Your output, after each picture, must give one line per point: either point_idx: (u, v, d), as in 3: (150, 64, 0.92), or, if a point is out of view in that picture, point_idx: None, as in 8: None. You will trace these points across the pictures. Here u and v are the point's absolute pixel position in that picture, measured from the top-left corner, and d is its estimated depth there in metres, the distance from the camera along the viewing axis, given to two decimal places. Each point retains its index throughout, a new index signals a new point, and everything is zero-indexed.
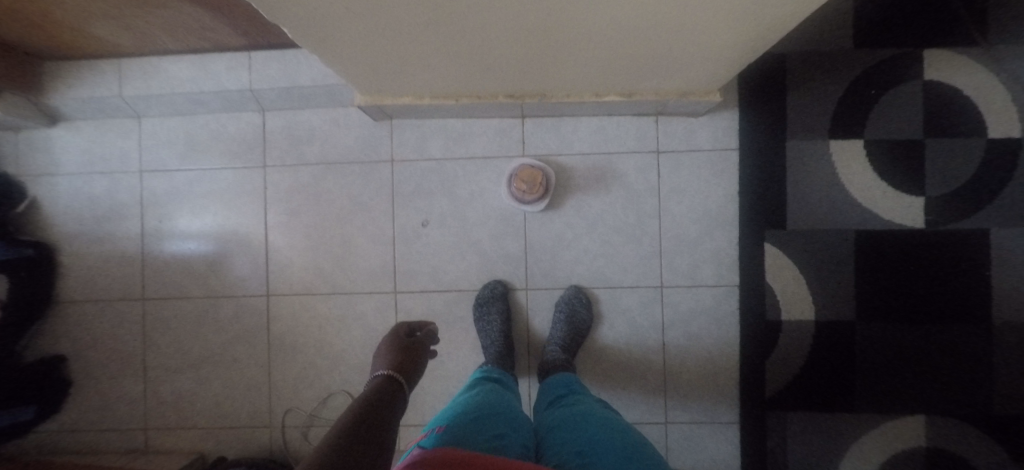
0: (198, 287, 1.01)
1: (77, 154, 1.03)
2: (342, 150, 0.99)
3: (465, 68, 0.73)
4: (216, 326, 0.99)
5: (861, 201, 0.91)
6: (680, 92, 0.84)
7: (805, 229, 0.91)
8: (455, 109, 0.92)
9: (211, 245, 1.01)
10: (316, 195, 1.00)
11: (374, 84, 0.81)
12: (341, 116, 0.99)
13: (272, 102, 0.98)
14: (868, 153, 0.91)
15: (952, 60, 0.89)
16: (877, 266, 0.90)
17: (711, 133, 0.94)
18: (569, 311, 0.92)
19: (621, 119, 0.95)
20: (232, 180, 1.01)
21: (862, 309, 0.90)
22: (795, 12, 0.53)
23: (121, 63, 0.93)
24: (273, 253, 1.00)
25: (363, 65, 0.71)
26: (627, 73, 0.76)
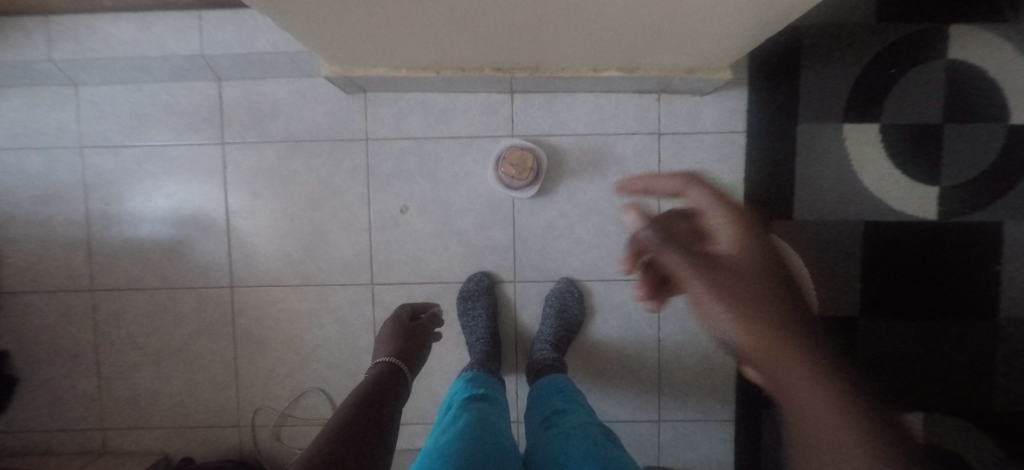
0: (154, 278, 0.91)
1: (5, 127, 0.90)
2: (310, 126, 0.89)
3: (447, 37, 0.64)
4: (175, 320, 0.91)
5: (873, 191, 0.85)
6: (687, 68, 0.76)
7: (811, 219, 0.86)
8: (437, 82, 0.82)
9: (165, 231, 0.91)
10: (282, 176, 0.90)
11: (342, 51, 0.71)
12: (308, 88, 0.89)
13: (229, 70, 0.86)
14: (882, 139, 0.84)
15: (978, 38, 0.82)
16: (884, 259, 0.85)
17: (718, 113, 0.86)
18: (560, 305, 0.87)
19: (620, 96, 0.86)
20: (186, 158, 0.91)
21: (866, 303, 0.86)
22: None
23: (47, 21, 0.80)
24: (236, 240, 0.91)
25: (324, 30, 0.61)
26: (631, 45, 0.67)
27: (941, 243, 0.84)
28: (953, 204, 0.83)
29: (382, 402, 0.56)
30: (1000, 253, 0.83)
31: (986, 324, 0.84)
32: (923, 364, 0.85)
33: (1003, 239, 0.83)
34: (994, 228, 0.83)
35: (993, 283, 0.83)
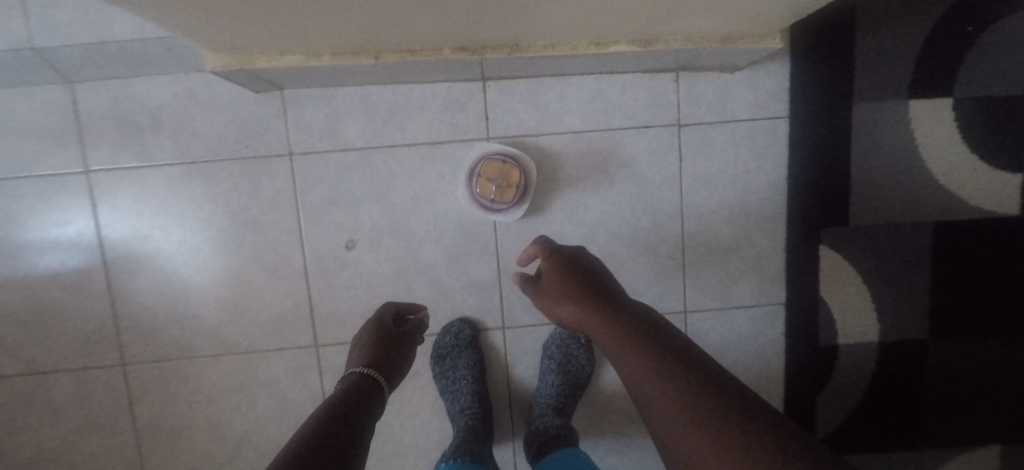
0: (12, 359, 0.67)
1: None
2: (211, 140, 0.65)
3: (375, 6, 0.41)
4: (50, 413, 0.67)
5: (945, 183, 0.67)
6: (720, 36, 0.55)
7: (870, 224, 0.68)
8: (377, 72, 0.59)
9: (21, 294, 0.66)
10: (178, 211, 0.66)
11: (223, 31, 0.47)
12: (200, 86, 0.64)
13: (79, 67, 0.61)
14: (956, 117, 0.66)
15: None
16: (958, 268, 0.68)
17: (752, 95, 0.67)
18: (563, 356, 0.67)
19: (627, 78, 0.65)
20: (35, 193, 0.65)
21: (936, 322, 0.69)
22: None
23: None
24: (124, 301, 0.67)
25: (180, 8, 0.37)
26: (656, 7, 0.46)
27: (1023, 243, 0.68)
28: None
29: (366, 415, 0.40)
30: None
31: None
32: (1002, 391, 0.70)
33: None
34: None
35: None
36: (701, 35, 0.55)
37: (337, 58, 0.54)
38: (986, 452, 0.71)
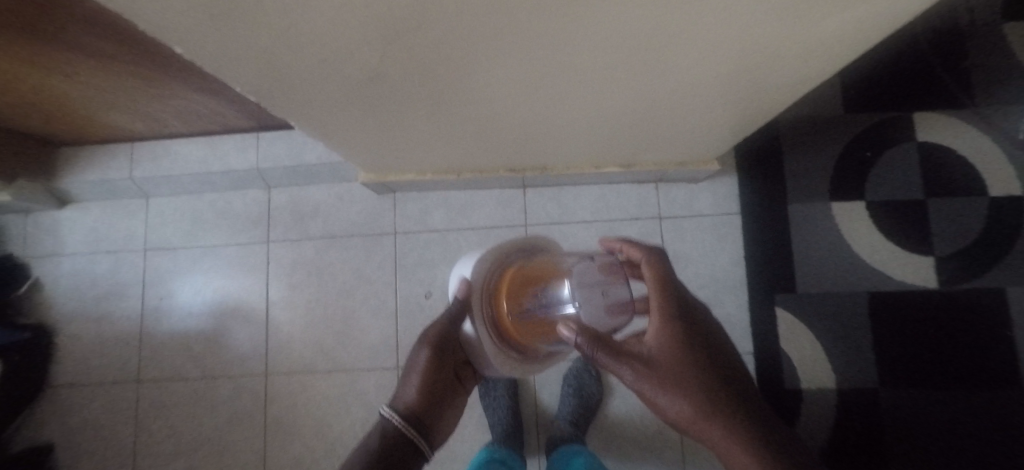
0: (196, 368, 0.98)
1: (83, 234, 1.05)
2: (346, 224, 1.00)
3: (465, 148, 0.78)
4: (210, 408, 0.96)
5: (870, 261, 0.89)
6: (678, 162, 0.87)
7: (815, 292, 0.90)
8: (457, 182, 0.94)
9: (209, 322, 1.00)
10: (318, 268, 1.00)
11: (378, 162, 0.83)
12: (344, 190, 1.01)
13: (278, 179, 1.00)
14: (872, 214, 0.91)
15: (941, 122, 0.92)
16: (889, 324, 0.87)
17: (712, 197, 0.95)
18: (578, 384, 0.89)
19: (621, 186, 0.96)
20: (234, 254, 1.02)
21: (883, 373, 0.86)
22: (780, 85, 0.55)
23: (135, 148, 1.00)
24: (273, 329, 0.98)
25: (362, 143, 0.74)
26: (626, 144, 0.78)
27: (943, 311, 0.87)
28: (953, 273, 0.87)
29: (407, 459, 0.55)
30: (1009, 319, 0.86)
31: (1012, 391, 0.83)
32: (942, 431, 0.83)
33: (1009, 304, 0.86)
34: (999, 294, 0.86)
35: (1007, 351, 0.85)
36: (665, 162, 0.86)
37: (435, 174, 0.89)
38: None
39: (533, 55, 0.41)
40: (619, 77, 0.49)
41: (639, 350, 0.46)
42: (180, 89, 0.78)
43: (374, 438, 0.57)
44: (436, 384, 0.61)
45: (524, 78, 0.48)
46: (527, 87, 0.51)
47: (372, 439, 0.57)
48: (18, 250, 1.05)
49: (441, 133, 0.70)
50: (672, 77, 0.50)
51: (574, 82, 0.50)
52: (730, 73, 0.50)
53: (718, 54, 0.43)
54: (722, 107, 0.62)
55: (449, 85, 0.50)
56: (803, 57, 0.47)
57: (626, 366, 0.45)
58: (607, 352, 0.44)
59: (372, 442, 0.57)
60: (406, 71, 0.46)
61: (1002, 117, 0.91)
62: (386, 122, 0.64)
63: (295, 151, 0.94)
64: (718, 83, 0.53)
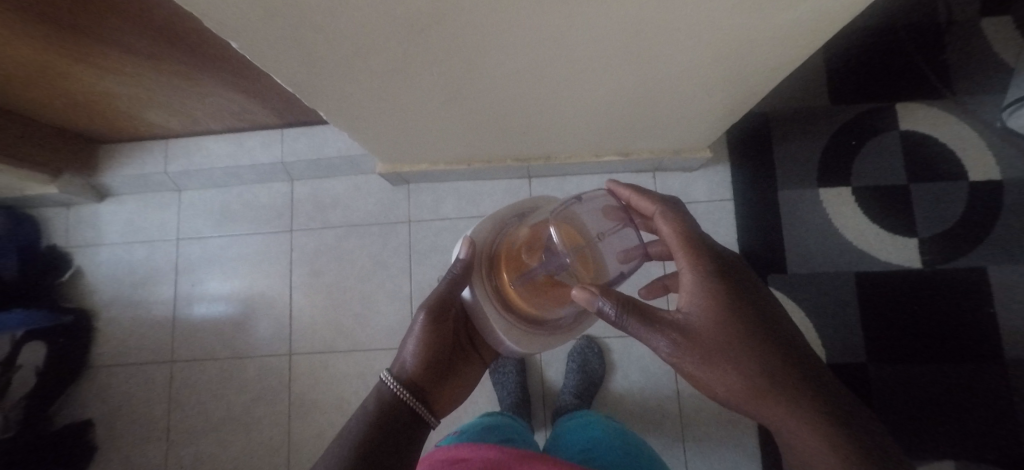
0: (224, 348, 1.05)
1: (121, 226, 1.14)
2: (364, 214, 1.09)
3: (476, 138, 0.86)
4: (238, 385, 1.03)
5: (857, 242, 0.95)
6: (673, 151, 0.94)
7: (805, 272, 0.95)
8: (467, 173, 1.02)
9: (236, 305, 1.07)
10: (339, 255, 1.08)
11: (395, 154, 0.92)
12: (363, 183, 1.10)
13: (301, 173, 1.08)
14: (858, 199, 0.97)
15: (921, 113, 0.98)
16: (876, 302, 0.92)
17: (706, 185, 1.01)
18: (581, 360, 0.95)
19: (620, 176, 1.03)
20: (260, 243, 1.10)
21: (870, 349, 0.90)
22: (759, 71, 0.62)
23: (168, 144, 1.08)
24: (296, 312, 1.06)
25: (382, 134, 0.81)
26: (624, 131, 0.85)
27: (927, 289, 0.92)
28: (936, 253, 0.93)
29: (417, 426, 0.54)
30: (990, 297, 0.90)
31: (995, 367, 0.87)
32: (928, 403, 0.87)
33: (990, 284, 0.91)
34: (980, 273, 0.91)
35: (988, 327, 0.89)
36: (661, 150, 0.94)
37: (447, 165, 0.97)
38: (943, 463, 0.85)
39: (531, 43, 0.50)
40: (616, 66, 0.57)
41: (672, 314, 0.46)
42: (218, 86, 0.86)
43: (374, 402, 0.54)
44: (436, 351, 0.59)
45: (536, 67, 0.57)
46: (538, 76, 0.60)
47: (370, 402, 0.54)
48: (61, 241, 1.14)
49: (457, 124, 0.78)
50: (661, 65, 0.58)
51: (578, 70, 0.59)
52: (712, 62, 0.58)
53: (699, 44, 0.52)
54: (705, 94, 0.69)
55: (470, 75, 0.59)
56: (770, 46, 0.54)
57: (661, 330, 0.45)
58: (637, 320, 0.45)
59: (370, 406, 0.54)
60: (437, 65, 0.55)
61: (978, 106, 0.97)
62: (411, 113, 0.72)
63: (318, 146, 1.02)
64: (702, 72, 0.61)
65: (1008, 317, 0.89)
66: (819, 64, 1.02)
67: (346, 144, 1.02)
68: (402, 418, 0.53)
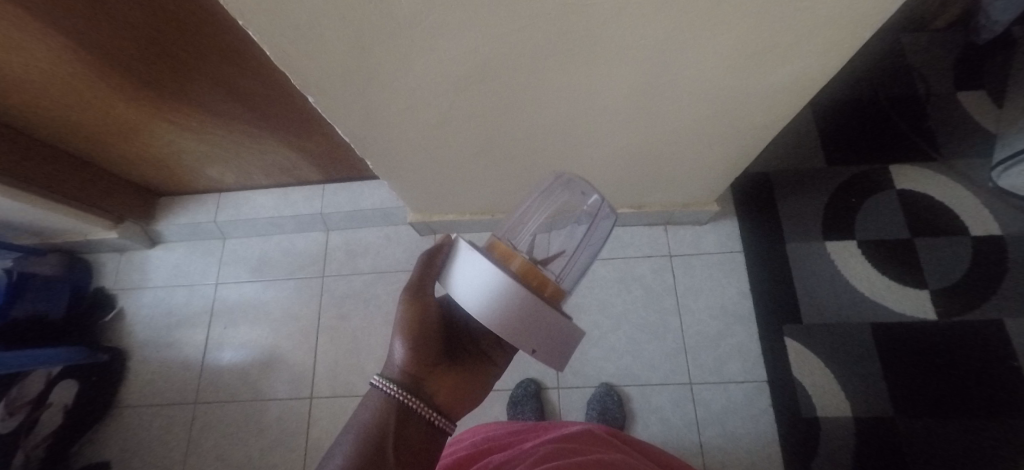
0: (247, 390, 1.08)
1: (166, 269, 1.23)
2: (391, 261, 1.16)
3: (504, 188, 0.96)
4: (257, 429, 1.04)
5: (869, 294, 0.98)
6: (682, 204, 1.03)
7: (820, 323, 0.97)
8: (491, 223, 1.12)
9: (263, 347, 1.11)
10: (365, 300, 1.13)
11: (427, 204, 1.03)
12: (392, 233, 1.19)
13: (337, 223, 1.18)
14: (865, 252, 1.01)
15: (915, 172, 1.06)
16: (897, 356, 0.93)
17: (716, 238, 1.08)
18: (601, 408, 0.95)
19: (634, 229, 1.11)
20: (292, 287, 1.17)
21: (898, 403, 0.89)
22: (755, 124, 0.72)
23: (221, 196, 1.19)
24: (321, 354, 1.09)
25: (418, 182, 0.92)
26: (635, 183, 0.94)
27: (946, 340, 0.92)
28: (949, 305, 0.94)
29: (425, 429, 0.52)
30: (1011, 349, 0.90)
31: None
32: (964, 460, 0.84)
33: (1008, 336, 0.91)
34: (996, 325, 0.92)
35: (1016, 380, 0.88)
36: (671, 203, 1.02)
37: (473, 215, 1.08)
38: None
39: (564, 95, 0.64)
40: (633, 112, 0.68)
41: None
42: (276, 143, 0.98)
43: (367, 410, 0.51)
44: (427, 344, 0.55)
45: (564, 112, 0.68)
46: (565, 123, 0.72)
47: (365, 410, 0.51)
48: (109, 283, 1.22)
49: (486, 171, 0.89)
50: (669, 115, 0.70)
51: (600, 116, 0.70)
52: (713, 113, 0.69)
53: (703, 93, 0.63)
54: (708, 147, 0.79)
55: (507, 120, 0.70)
56: (757, 102, 0.65)
57: None
58: None
59: (364, 415, 0.50)
60: (484, 110, 0.67)
61: (968, 168, 1.05)
62: (450, 160, 0.84)
63: (355, 199, 1.13)
64: (710, 123, 0.72)
65: None
66: (811, 130, 1.13)
67: (381, 197, 1.13)
68: (406, 423, 0.51)
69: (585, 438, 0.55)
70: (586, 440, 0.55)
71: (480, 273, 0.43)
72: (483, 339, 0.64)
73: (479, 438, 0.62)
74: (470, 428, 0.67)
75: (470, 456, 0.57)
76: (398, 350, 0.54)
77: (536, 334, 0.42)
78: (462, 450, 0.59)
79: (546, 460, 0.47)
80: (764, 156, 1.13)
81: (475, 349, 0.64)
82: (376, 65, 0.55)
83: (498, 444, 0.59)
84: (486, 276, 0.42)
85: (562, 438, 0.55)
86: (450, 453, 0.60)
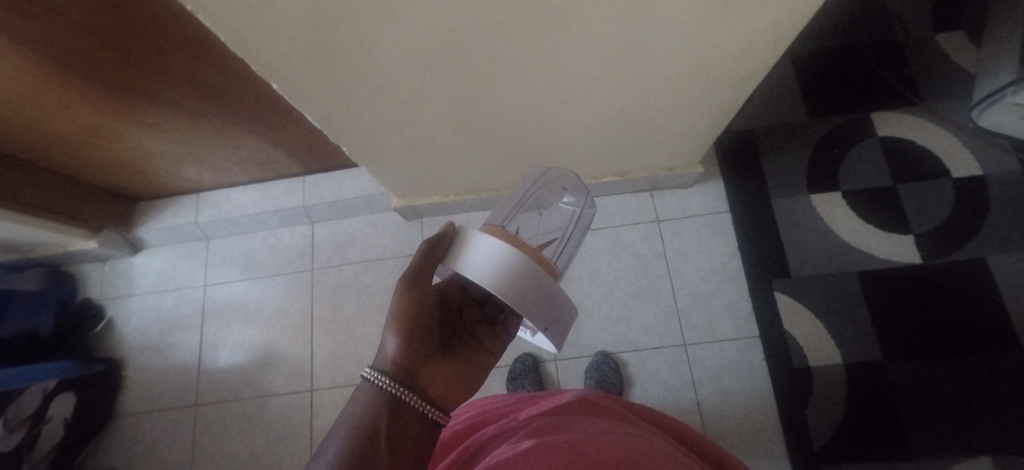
0: (247, 388, 1.08)
1: (152, 275, 1.21)
2: (380, 249, 1.15)
3: (486, 164, 0.95)
4: (261, 425, 1.04)
5: (855, 243, 0.99)
6: (666, 169, 1.02)
7: (808, 275, 0.98)
8: (476, 202, 1.11)
9: (259, 344, 1.11)
10: (357, 289, 1.13)
11: (410, 187, 1.01)
12: (378, 220, 1.18)
13: (321, 215, 1.16)
14: (849, 202, 1.01)
15: (897, 118, 1.06)
16: (886, 301, 0.94)
17: (702, 200, 1.08)
18: (599, 376, 0.96)
19: (620, 197, 1.11)
20: (281, 282, 1.15)
21: (887, 347, 0.91)
22: (734, 79, 0.70)
23: (199, 197, 1.17)
24: (317, 347, 1.09)
25: (397, 165, 0.90)
26: (617, 150, 0.93)
27: (932, 283, 0.94)
28: (933, 248, 0.96)
29: (420, 423, 0.51)
30: (995, 286, 0.92)
31: (1014, 354, 0.88)
32: (950, 396, 0.87)
33: (991, 274, 0.93)
34: (980, 263, 0.94)
35: (1000, 316, 0.90)
36: (655, 168, 1.02)
37: (457, 195, 1.07)
38: (979, 463, 0.83)
39: (538, 66, 0.62)
40: (610, 76, 0.67)
41: None
42: (249, 137, 0.95)
43: (359, 404, 0.50)
44: (422, 334, 0.57)
45: (539, 81, 0.67)
46: (541, 92, 0.70)
47: (356, 405, 0.50)
48: (95, 293, 1.20)
49: (465, 148, 0.87)
50: (647, 76, 0.68)
51: (576, 83, 0.68)
52: (691, 71, 0.67)
53: (679, 52, 0.62)
54: (688, 106, 0.78)
55: (481, 93, 0.68)
56: (735, 56, 0.64)
57: None
58: None
59: (356, 410, 0.50)
60: (456, 84, 0.65)
61: (948, 110, 1.04)
62: (427, 140, 0.82)
63: (337, 188, 1.11)
64: (688, 82, 0.71)
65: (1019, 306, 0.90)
66: (791, 84, 1.12)
67: (363, 185, 1.11)
68: (400, 416, 0.50)
69: (579, 405, 0.55)
70: (580, 408, 0.55)
71: (494, 256, 0.51)
72: (475, 329, 0.68)
73: (475, 412, 0.63)
74: (467, 404, 0.68)
75: (467, 432, 0.58)
76: (390, 342, 0.54)
77: (536, 300, 0.51)
78: (459, 425, 0.60)
79: (537, 431, 0.47)
80: (746, 113, 1.12)
81: (468, 339, 0.66)
82: (339, 49, 0.53)
83: (493, 414, 0.59)
84: (500, 259, 0.51)
85: (556, 409, 0.54)
86: (448, 428, 0.61)
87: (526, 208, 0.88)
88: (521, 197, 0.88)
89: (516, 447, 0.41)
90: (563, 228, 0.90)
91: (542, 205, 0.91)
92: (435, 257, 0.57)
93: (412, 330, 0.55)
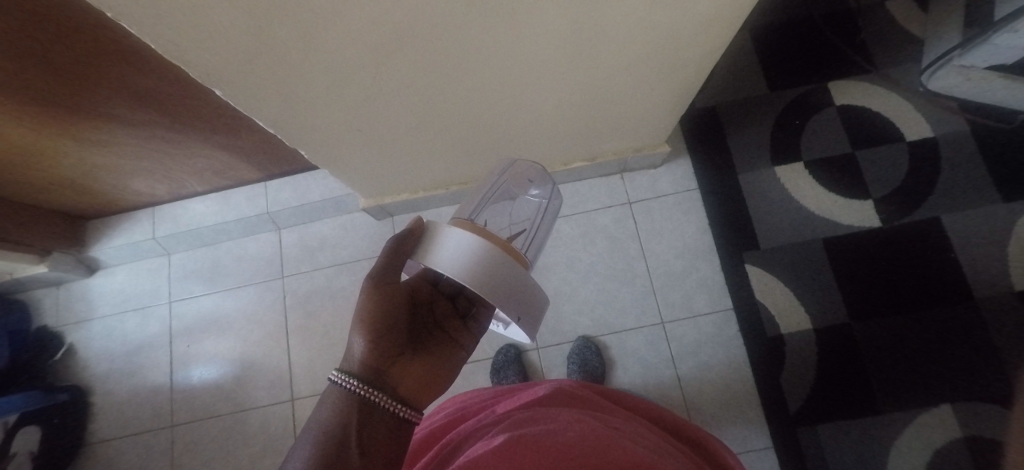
0: (225, 403, 1.05)
1: (112, 296, 1.15)
2: (352, 251, 1.12)
3: (450, 158, 0.93)
4: (243, 440, 1.02)
5: (819, 211, 1.01)
6: (634, 149, 1.02)
7: (777, 246, 1.01)
8: (447, 196, 1.09)
9: (233, 358, 1.08)
10: (331, 294, 1.10)
11: (376, 186, 0.99)
12: (347, 221, 1.15)
13: (286, 220, 1.12)
14: (812, 171, 1.04)
15: (853, 87, 1.08)
16: (850, 265, 0.98)
17: (671, 178, 1.09)
18: (581, 360, 0.97)
19: (591, 181, 1.11)
20: (252, 293, 1.12)
21: (852, 309, 0.95)
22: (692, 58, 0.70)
23: (155, 210, 1.11)
24: (295, 355, 1.06)
25: (359, 164, 0.87)
26: (585, 134, 0.93)
27: (892, 244, 0.98)
28: (891, 211, 0.99)
29: (391, 422, 0.51)
30: (949, 243, 0.96)
31: (968, 306, 0.93)
32: (910, 351, 0.92)
33: (946, 232, 0.97)
34: (935, 223, 0.98)
35: (956, 272, 0.95)
36: (623, 150, 1.02)
37: (427, 190, 1.05)
38: (941, 411, 0.88)
39: (491, 54, 0.60)
40: (566, 61, 0.65)
41: None
42: (202, 146, 0.91)
43: (327, 408, 0.50)
44: (391, 333, 0.55)
45: (495, 70, 0.64)
46: (498, 80, 0.67)
47: (325, 408, 0.50)
48: (50, 321, 1.14)
49: (425, 142, 0.84)
50: (604, 59, 0.67)
51: (534, 69, 0.66)
52: (649, 51, 0.66)
53: (634, 33, 0.61)
54: (649, 87, 0.78)
55: (434, 86, 0.66)
56: (692, 34, 0.63)
57: None
58: None
59: (324, 414, 0.49)
60: (407, 78, 0.62)
61: (901, 75, 1.07)
62: (386, 137, 0.79)
63: (302, 192, 1.07)
64: (647, 62, 0.70)
65: (971, 261, 0.95)
66: (752, 58, 1.13)
67: (329, 186, 1.08)
68: (369, 417, 0.50)
69: (555, 396, 0.55)
70: (556, 398, 0.55)
71: (465, 250, 0.50)
72: (447, 324, 0.67)
73: (453, 408, 0.62)
74: (445, 399, 0.67)
75: (443, 429, 0.57)
76: (358, 342, 0.53)
77: (509, 296, 0.50)
78: (437, 422, 0.60)
79: (510, 424, 0.46)
80: (710, 89, 1.13)
81: (440, 334, 0.65)
82: (281, 49, 0.49)
83: (471, 410, 0.59)
84: (471, 252, 0.49)
85: (532, 401, 0.54)
86: (425, 426, 0.60)
87: (496, 199, 0.89)
88: (490, 190, 0.88)
89: (487, 443, 0.40)
90: (533, 218, 0.90)
91: (514, 196, 0.90)
92: (403, 254, 0.55)
93: (379, 328, 0.54)
